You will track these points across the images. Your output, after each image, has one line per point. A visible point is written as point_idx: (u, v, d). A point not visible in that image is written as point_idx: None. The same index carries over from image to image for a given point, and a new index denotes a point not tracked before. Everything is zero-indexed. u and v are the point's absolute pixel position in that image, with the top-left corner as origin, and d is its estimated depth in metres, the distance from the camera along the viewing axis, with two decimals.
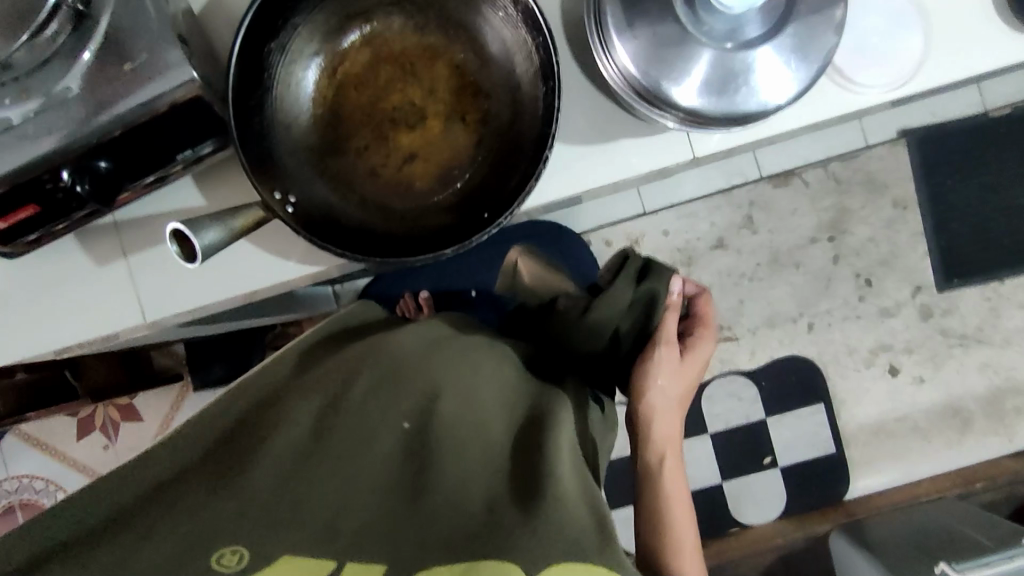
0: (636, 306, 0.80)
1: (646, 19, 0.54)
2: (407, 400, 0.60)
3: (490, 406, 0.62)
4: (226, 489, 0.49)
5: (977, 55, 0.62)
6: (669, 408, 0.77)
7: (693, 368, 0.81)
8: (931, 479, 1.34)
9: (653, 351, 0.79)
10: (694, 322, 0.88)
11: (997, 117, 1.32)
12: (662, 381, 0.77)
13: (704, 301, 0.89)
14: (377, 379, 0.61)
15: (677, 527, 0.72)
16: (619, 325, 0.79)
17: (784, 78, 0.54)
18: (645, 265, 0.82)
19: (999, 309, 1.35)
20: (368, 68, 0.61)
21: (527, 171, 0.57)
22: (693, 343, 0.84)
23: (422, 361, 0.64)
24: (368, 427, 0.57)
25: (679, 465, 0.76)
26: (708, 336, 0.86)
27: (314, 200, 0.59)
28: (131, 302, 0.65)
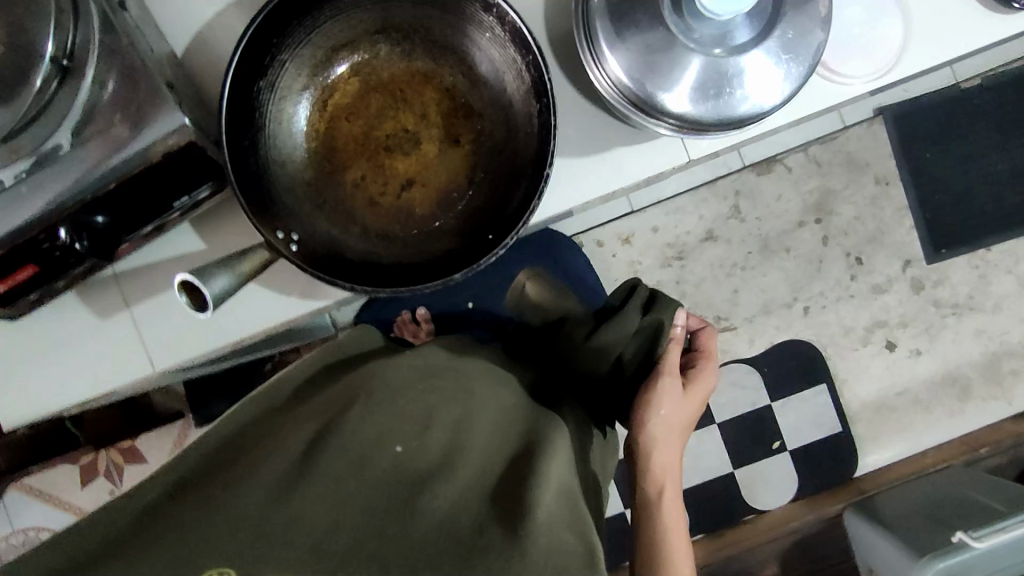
0: (641, 334, 0.81)
1: (636, 29, 0.54)
2: (399, 430, 0.59)
3: (479, 429, 0.63)
4: (218, 510, 0.49)
5: (955, 38, 0.63)
6: (669, 438, 0.78)
7: (695, 400, 0.82)
8: (936, 448, 1.36)
9: (655, 379, 0.79)
10: (695, 357, 0.88)
11: (968, 89, 1.35)
12: (665, 412, 0.77)
13: (708, 336, 0.90)
14: (367, 404, 0.61)
15: (674, 559, 0.72)
16: (622, 352, 0.80)
17: (776, 77, 0.55)
18: (651, 297, 0.83)
19: (989, 275, 1.37)
20: (358, 99, 0.61)
21: (530, 188, 0.57)
22: (694, 374, 0.85)
23: (412, 390, 0.64)
24: (358, 447, 0.56)
25: (676, 495, 0.77)
26: (711, 370, 0.86)
27: (317, 236, 0.58)
28: (141, 353, 0.64)
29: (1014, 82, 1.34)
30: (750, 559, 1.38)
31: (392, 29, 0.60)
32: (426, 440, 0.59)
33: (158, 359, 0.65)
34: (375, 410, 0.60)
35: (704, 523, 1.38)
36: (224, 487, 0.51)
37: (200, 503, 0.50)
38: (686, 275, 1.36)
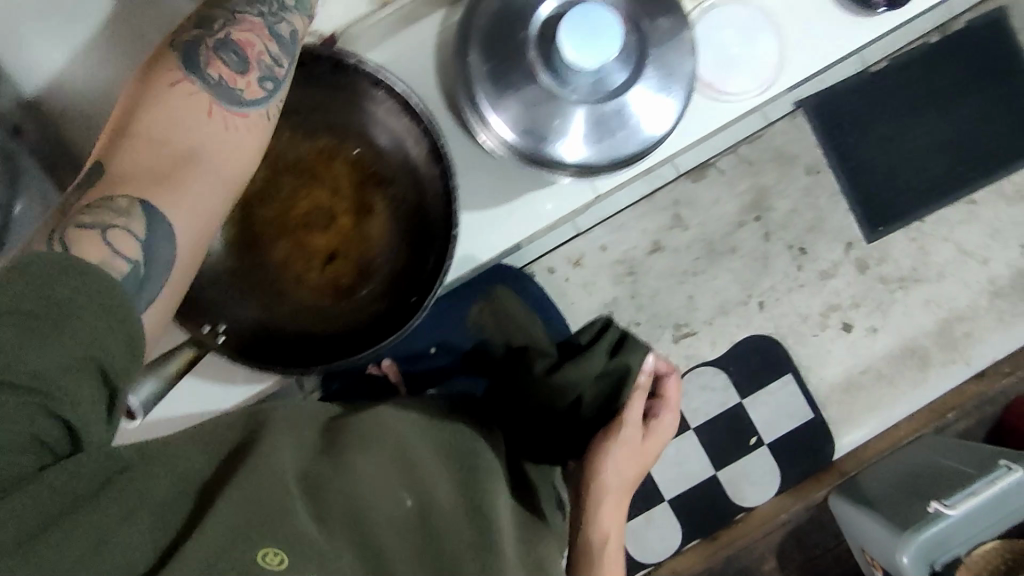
0: (606, 377, 0.85)
1: (514, 90, 0.57)
2: (412, 482, 0.55)
3: (484, 485, 0.60)
4: (264, 491, 0.46)
5: (831, 42, 0.66)
6: (618, 483, 0.84)
7: (649, 448, 0.88)
8: (907, 420, 1.38)
9: (614, 425, 0.85)
10: (657, 405, 0.92)
11: (878, 71, 1.40)
12: (616, 455, 0.84)
13: (673, 383, 0.92)
14: (377, 443, 0.56)
15: None
16: (584, 391, 0.83)
17: (658, 109, 0.57)
18: (620, 340, 0.87)
19: (927, 246, 1.41)
20: (268, 180, 0.62)
21: (441, 251, 0.59)
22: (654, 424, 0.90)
23: (416, 439, 0.61)
24: (374, 484, 0.51)
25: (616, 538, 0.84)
26: (668, 421, 0.91)
27: (245, 322, 0.60)
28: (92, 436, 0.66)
29: (918, 61, 1.41)
30: (747, 557, 1.42)
31: (291, 112, 0.61)
32: (436, 494, 0.55)
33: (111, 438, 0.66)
34: (384, 450, 0.56)
35: (697, 528, 1.39)
36: (266, 480, 0.47)
37: (250, 483, 0.46)
38: (640, 287, 1.39)
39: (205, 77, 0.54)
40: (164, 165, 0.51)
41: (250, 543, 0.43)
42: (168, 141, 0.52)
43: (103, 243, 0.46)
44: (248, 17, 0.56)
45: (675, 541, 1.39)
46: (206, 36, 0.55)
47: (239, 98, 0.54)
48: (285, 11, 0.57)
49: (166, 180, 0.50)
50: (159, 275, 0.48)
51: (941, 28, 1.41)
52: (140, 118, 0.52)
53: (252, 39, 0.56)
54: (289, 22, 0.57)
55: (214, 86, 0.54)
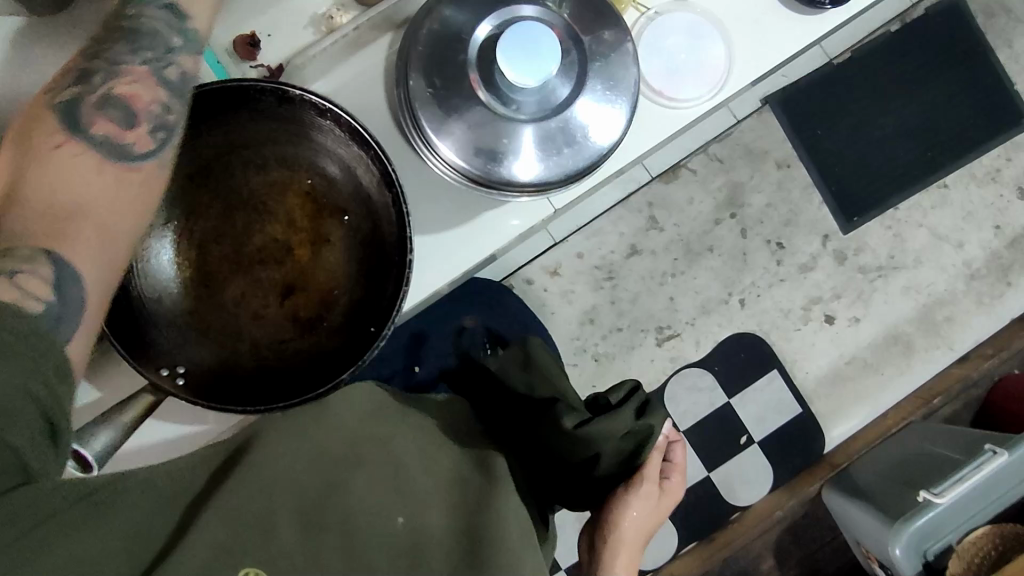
0: (629, 437, 0.75)
1: (459, 114, 0.57)
2: (407, 501, 0.56)
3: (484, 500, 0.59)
4: (247, 514, 0.49)
5: (777, 40, 0.66)
6: (634, 543, 0.79)
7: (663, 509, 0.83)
8: (895, 408, 1.38)
9: (632, 485, 0.80)
10: (666, 467, 0.87)
11: (842, 62, 1.41)
12: (635, 514, 0.79)
13: (681, 449, 0.88)
14: (375, 460, 0.57)
15: None
16: (604, 450, 0.73)
17: (605, 120, 0.57)
18: (645, 402, 0.79)
19: (903, 233, 1.42)
20: (221, 218, 0.61)
21: (397, 279, 0.59)
22: (667, 486, 0.85)
23: (415, 453, 0.61)
24: (364, 507, 0.53)
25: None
26: (679, 485, 0.86)
27: (203, 363, 0.59)
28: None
29: (881, 49, 1.42)
30: (746, 556, 1.39)
31: (240, 147, 0.61)
32: (427, 517, 0.55)
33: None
34: (381, 468, 0.57)
35: (693, 530, 1.38)
36: (256, 494, 0.51)
37: (239, 495, 0.50)
38: (620, 292, 1.38)
39: (88, 136, 0.49)
40: (54, 223, 0.47)
41: (233, 556, 0.47)
42: (52, 200, 0.47)
43: (13, 287, 0.44)
44: (127, 64, 0.52)
45: (672, 545, 1.38)
46: (87, 93, 0.50)
47: (131, 152, 0.50)
48: (173, 52, 0.53)
49: (68, 238, 0.47)
50: (75, 316, 0.46)
51: (900, 16, 1.42)
52: (25, 181, 0.47)
53: (138, 90, 0.52)
54: (178, 64, 0.53)
55: (101, 145, 0.49)
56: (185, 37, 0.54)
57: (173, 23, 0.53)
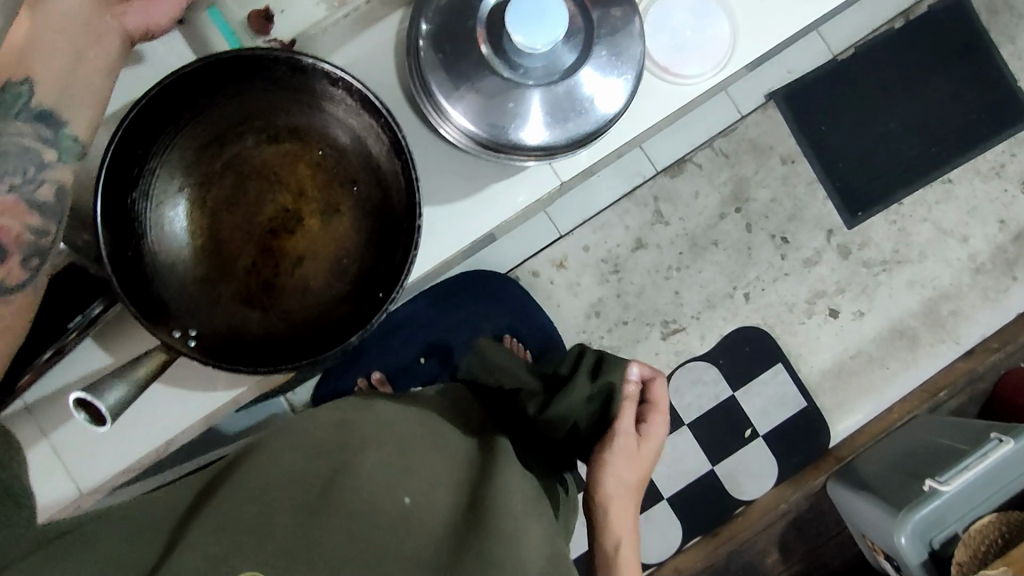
0: (595, 400, 0.79)
1: (468, 80, 0.58)
2: (409, 483, 0.56)
3: (484, 481, 0.60)
4: (249, 508, 0.49)
5: (780, 21, 0.68)
6: (622, 492, 0.78)
7: (649, 452, 0.80)
8: (901, 401, 1.39)
9: (607, 441, 0.78)
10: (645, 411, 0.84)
11: (846, 58, 1.42)
12: (616, 466, 0.78)
13: (658, 387, 0.85)
14: (377, 444, 0.58)
15: None
16: (577, 418, 0.78)
17: (609, 89, 0.59)
18: (599, 360, 0.83)
19: (907, 227, 1.42)
20: (234, 189, 0.63)
21: (406, 245, 0.60)
22: (648, 429, 0.82)
23: (415, 439, 0.62)
24: (371, 485, 0.53)
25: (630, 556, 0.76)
26: (662, 426, 0.83)
27: (214, 325, 0.60)
28: (62, 498, 0.65)
29: (886, 45, 1.43)
30: (751, 551, 1.39)
31: (253, 118, 0.62)
32: (434, 497, 0.56)
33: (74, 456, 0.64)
34: (383, 450, 0.57)
35: (698, 524, 1.38)
36: (250, 498, 0.50)
37: (231, 504, 0.49)
38: (626, 285, 1.38)
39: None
40: None
41: (231, 562, 0.45)
42: None
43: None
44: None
45: (677, 539, 1.38)
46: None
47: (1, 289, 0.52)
48: (44, 170, 0.53)
49: None
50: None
51: (905, 12, 1.43)
52: None
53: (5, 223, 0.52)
54: (50, 182, 0.53)
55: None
56: (61, 149, 0.54)
57: (45, 136, 0.53)
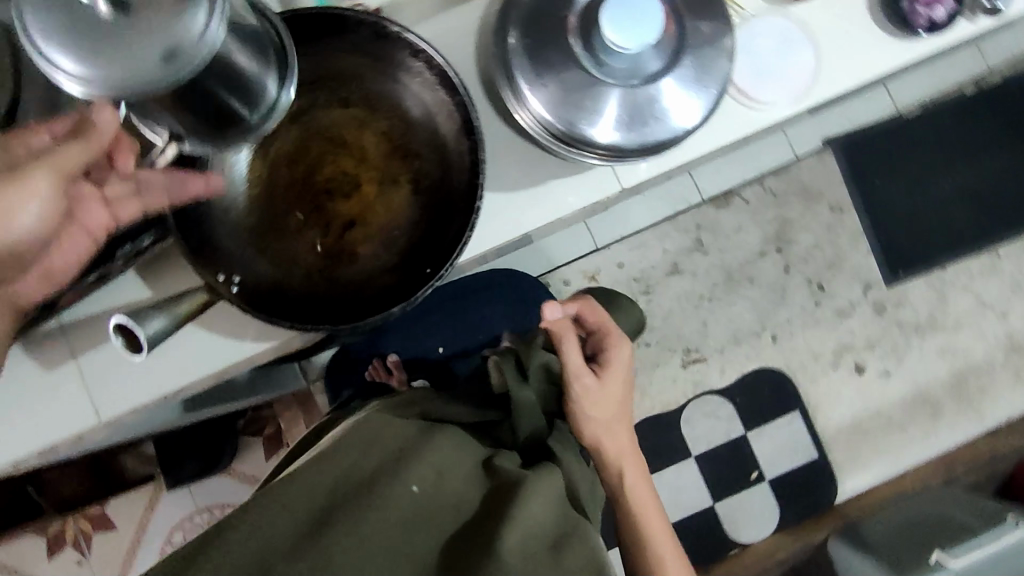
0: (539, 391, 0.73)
1: (551, 70, 0.58)
2: (416, 469, 0.57)
3: (486, 463, 0.61)
4: (274, 524, 0.51)
5: (861, 64, 0.68)
6: (605, 428, 0.74)
7: (616, 376, 0.74)
8: (915, 468, 1.36)
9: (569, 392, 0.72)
10: (596, 337, 0.77)
11: (910, 117, 1.40)
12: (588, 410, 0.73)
13: (591, 308, 0.78)
14: (383, 447, 0.59)
15: (653, 540, 0.73)
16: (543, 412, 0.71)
17: (688, 102, 0.58)
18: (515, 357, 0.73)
19: (946, 294, 1.40)
20: (297, 144, 0.63)
21: (462, 223, 0.59)
22: (607, 353, 0.75)
23: (416, 431, 0.63)
24: (384, 482, 0.55)
25: (647, 499, 0.75)
26: (619, 343, 0.76)
27: (259, 276, 0.60)
28: (65, 428, 0.65)
29: (952, 109, 1.41)
30: None
31: (327, 78, 0.62)
32: (444, 482, 0.57)
33: (98, 384, 0.65)
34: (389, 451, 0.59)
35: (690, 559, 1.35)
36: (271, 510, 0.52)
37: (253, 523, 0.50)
38: (654, 308, 1.37)
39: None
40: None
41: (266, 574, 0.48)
42: None
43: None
44: None
45: None
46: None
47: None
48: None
49: None
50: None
51: (978, 79, 1.41)
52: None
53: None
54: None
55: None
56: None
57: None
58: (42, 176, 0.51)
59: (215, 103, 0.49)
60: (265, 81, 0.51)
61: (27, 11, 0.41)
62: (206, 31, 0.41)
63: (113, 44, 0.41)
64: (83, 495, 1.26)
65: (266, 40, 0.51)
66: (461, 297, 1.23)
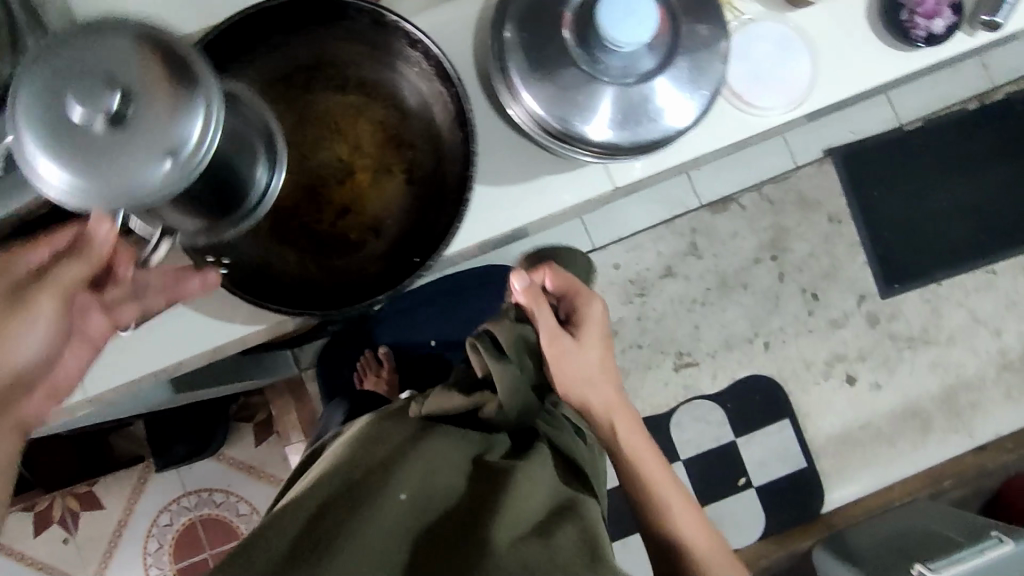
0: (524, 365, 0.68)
1: (547, 66, 0.58)
2: (403, 474, 0.56)
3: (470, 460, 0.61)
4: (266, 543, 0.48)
5: (859, 74, 0.68)
6: (592, 391, 0.68)
7: (593, 334, 0.68)
8: (901, 481, 1.36)
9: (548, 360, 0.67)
10: (565, 299, 0.70)
11: (911, 130, 1.40)
12: (572, 376, 0.67)
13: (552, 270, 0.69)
14: (367, 464, 0.58)
15: (668, 497, 0.66)
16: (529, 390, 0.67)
17: (681, 103, 0.58)
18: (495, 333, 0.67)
19: (941, 309, 1.40)
20: (293, 129, 0.63)
21: (452, 214, 0.60)
22: (581, 313, 0.69)
23: (398, 440, 0.62)
24: (371, 493, 0.54)
25: (649, 454, 0.68)
26: (589, 299, 0.69)
27: (248, 259, 0.60)
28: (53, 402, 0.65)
29: (954, 125, 1.41)
30: None
31: (326, 65, 0.63)
32: (428, 483, 0.57)
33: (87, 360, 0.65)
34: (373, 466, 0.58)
35: None
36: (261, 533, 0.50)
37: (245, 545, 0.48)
38: (647, 310, 1.37)
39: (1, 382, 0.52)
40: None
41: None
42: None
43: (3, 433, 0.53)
44: None
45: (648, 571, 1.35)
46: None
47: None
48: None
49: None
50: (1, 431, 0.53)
51: (981, 95, 1.41)
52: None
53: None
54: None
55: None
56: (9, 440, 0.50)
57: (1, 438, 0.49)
58: (48, 298, 0.47)
59: (217, 186, 0.48)
60: (255, 168, 0.52)
61: (16, 106, 0.39)
62: (203, 144, 0.41)
63: (107, 153, 0.39)
64: (71, 472, 1.26)
65: (252, 127, 0.52)
66: (456, 292, 1.20)
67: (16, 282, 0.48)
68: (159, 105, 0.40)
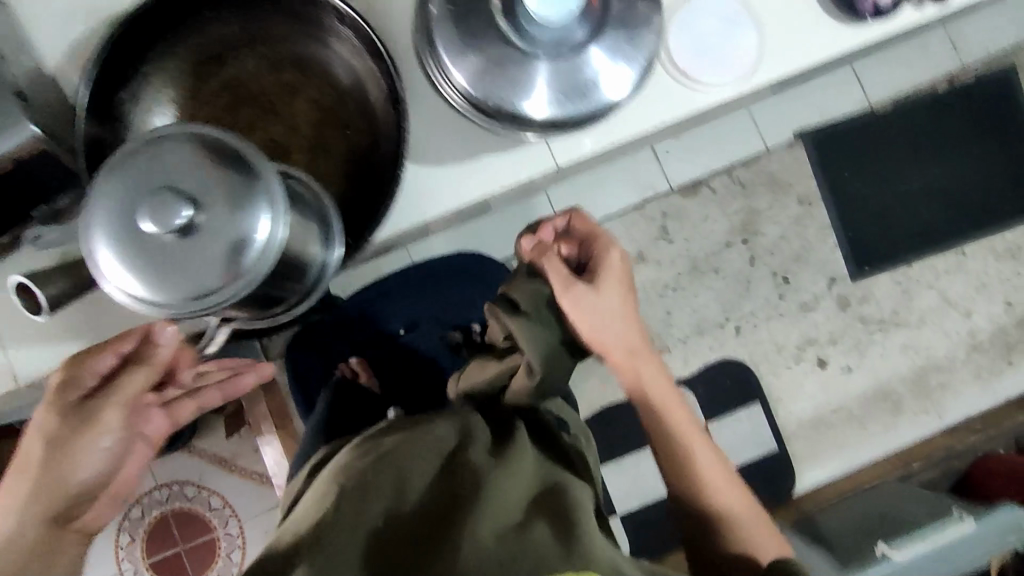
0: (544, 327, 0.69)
1: (479, 41, 0.56)
2: (377, 492, 0.53)
3: (450, 458, 0.58)
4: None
5: (806, 49, 0.67)
6: (610, 341, 0.70)
7: (611, 282, 0.68)
8: (871, 463, 1.37)
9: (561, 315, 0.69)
10: (587, 246, 0.71)
11: (881, 111, 1.40)
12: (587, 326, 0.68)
13: (578, 220, 0.71)
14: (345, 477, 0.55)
15: (694, 452, 0.71)
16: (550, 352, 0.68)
17: (617, 75, 0.57)
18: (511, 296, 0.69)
19: (912, 291, 1.40)
20: (227, 109, 0.63)
21: (385, 194, 0.60)
22: (598, 261, 0.69)
23: (374, 446, 0.59)
24: (350, 512, 0.51)
25: (675, 409, 0.73)
26: (607, 245, 0.69)
27: None
28: None
29: (923, 106, 1.41)
30: None
31: (258, 42, 0.62)
32: (407, 495, 0.54)
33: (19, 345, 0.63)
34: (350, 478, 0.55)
35: (645, 549, 1.33)
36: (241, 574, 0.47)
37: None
38: None
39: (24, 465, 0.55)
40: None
41: None
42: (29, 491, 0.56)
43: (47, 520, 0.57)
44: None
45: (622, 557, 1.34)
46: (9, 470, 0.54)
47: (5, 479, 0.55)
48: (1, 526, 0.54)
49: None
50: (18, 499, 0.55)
51: (950, 77, 1.41)
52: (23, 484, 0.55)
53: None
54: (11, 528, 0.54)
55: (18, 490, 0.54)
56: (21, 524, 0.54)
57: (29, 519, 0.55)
58: (113, 412, 0.54)
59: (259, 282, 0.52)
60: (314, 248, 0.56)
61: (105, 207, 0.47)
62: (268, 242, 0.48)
63: (179, 255, 0.47)
64: None
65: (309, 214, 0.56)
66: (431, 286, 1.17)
67: (83, 394, 0.54)
68: (225, 208, 0.48)
